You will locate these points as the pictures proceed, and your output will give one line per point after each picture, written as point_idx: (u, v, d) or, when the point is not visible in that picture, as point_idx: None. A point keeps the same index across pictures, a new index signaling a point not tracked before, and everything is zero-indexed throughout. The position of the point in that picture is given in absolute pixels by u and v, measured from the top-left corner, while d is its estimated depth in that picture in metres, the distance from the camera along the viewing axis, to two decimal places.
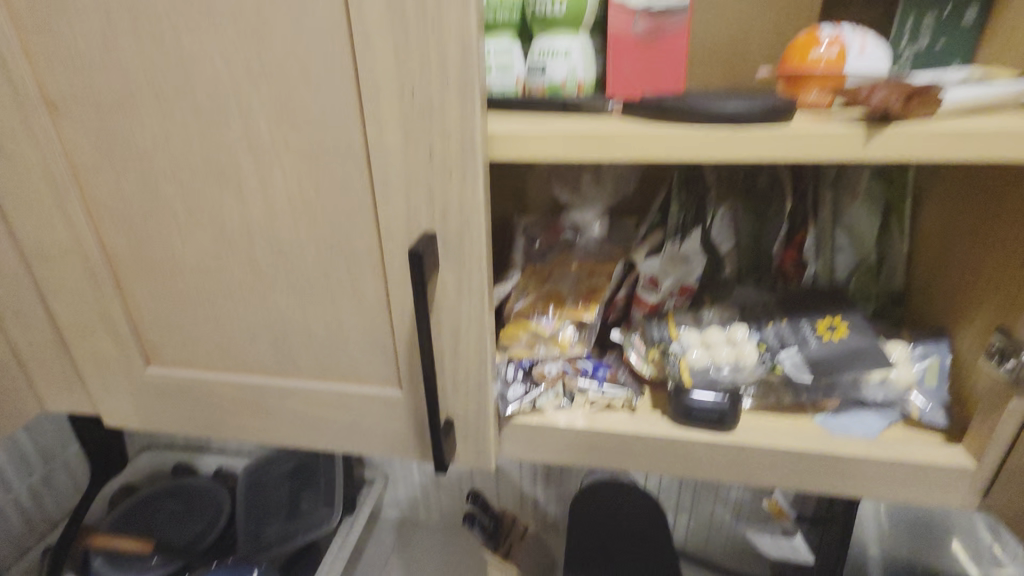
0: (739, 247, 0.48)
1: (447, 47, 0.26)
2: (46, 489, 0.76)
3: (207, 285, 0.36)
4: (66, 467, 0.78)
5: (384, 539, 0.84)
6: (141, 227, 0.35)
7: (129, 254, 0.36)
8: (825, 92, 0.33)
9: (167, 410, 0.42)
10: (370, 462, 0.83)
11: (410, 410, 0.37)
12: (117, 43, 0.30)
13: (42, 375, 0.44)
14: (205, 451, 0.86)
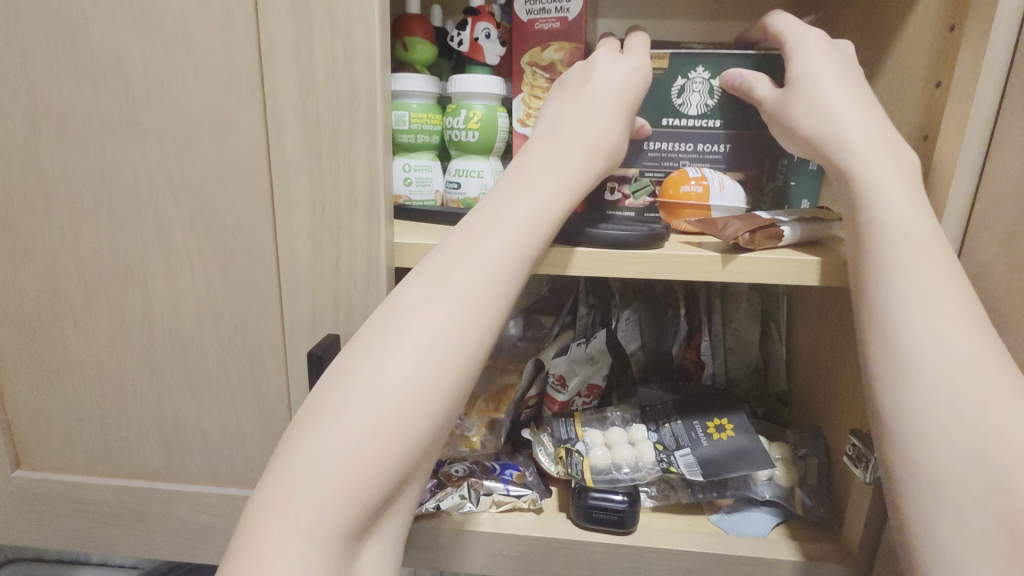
0: (643, 348, 0.52)
1: (355, 173, 0.29)
2: None
3: (101, 378, 0.35)
4: None
5: None
6: (41, 321, 0.34)
7: (19, 347, 0.35)
8: (693, 222, 0.38)
9: (24, 516, 0.38)
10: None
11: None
12: (41, 151, 0.31)
13: None
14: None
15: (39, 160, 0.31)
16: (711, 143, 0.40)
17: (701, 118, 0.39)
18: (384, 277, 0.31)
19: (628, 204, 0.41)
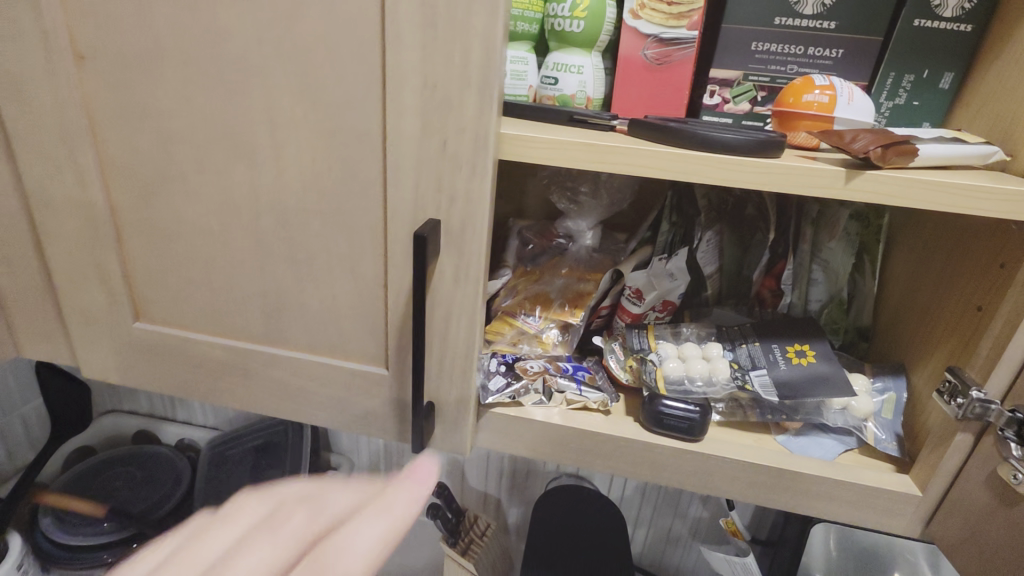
0: (721, 271, 0.51)
1: (471, 46, 0.28)
2: None
3: (210, 245, 0.36)
4: (19, 426, 0.78)
5: None
6: (154, 186, 0.36)
7: (133, 209, 0.37)
8: (812, 134, 0.36)
9: (142, 365, 0.42)
10: (334, 449, 0.85)
11: (397, 386, 0.38)
12: (155, 8, 0.31)
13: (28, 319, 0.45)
14: (167, 420, 0.91)
15: (152, 18, 0.31)
16: (819, 48, 0.39)
17: (818, 20, 0.38)
18: (490, 164, 0.30)
19: (726, 109, 0.41)
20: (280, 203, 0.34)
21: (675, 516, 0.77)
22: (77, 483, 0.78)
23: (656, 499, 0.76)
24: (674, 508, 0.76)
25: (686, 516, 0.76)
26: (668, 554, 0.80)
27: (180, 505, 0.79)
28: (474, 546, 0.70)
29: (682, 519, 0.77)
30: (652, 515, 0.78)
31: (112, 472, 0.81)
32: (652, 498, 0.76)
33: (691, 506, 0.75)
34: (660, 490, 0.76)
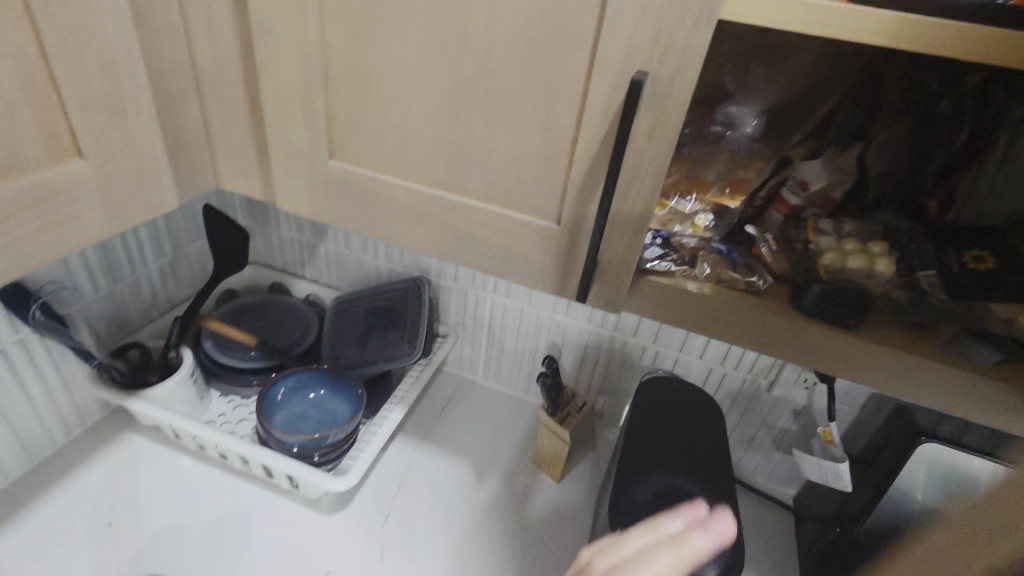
0: (887, 174, 0.46)
1: None
2: (168, 271, 0.87)
3: (411, 89, 0.39)
4: (184, 262, 0.90)
5: (449, 386, 0.96)
6: (369, 24, 0.38)
7: (346, 46, 0.39)
8: None
9: (329, 199, 0.47)
10: (442, 321, 0.93)
11: (566, 241, 0.41)
12: None
13: (231, 150, 0.50)
14: (297, 277, 1.02)
15: None
16: None
17: None
18: (716, 14, 0.30)
19: None
20: (486, 48, 0.36)
21: (762, 425, 0.79)
22: (231, 318, 0.90)
23: (747, 407, 0.79)
24: (763, 417, 0.79)
25: (773, 426, 0.79)
26: (746, 458, 0.84)
27: (313, 349, 0.89)
28: (569, 419, 0.76)
29: (769, 428, 0.79)
30: (739, 421, 0.81)
31: (256, 313, 0.92)
32: (742, 405, 0.79)
33: (781, 417, 0.78)
34: (753, 398, 0.78)
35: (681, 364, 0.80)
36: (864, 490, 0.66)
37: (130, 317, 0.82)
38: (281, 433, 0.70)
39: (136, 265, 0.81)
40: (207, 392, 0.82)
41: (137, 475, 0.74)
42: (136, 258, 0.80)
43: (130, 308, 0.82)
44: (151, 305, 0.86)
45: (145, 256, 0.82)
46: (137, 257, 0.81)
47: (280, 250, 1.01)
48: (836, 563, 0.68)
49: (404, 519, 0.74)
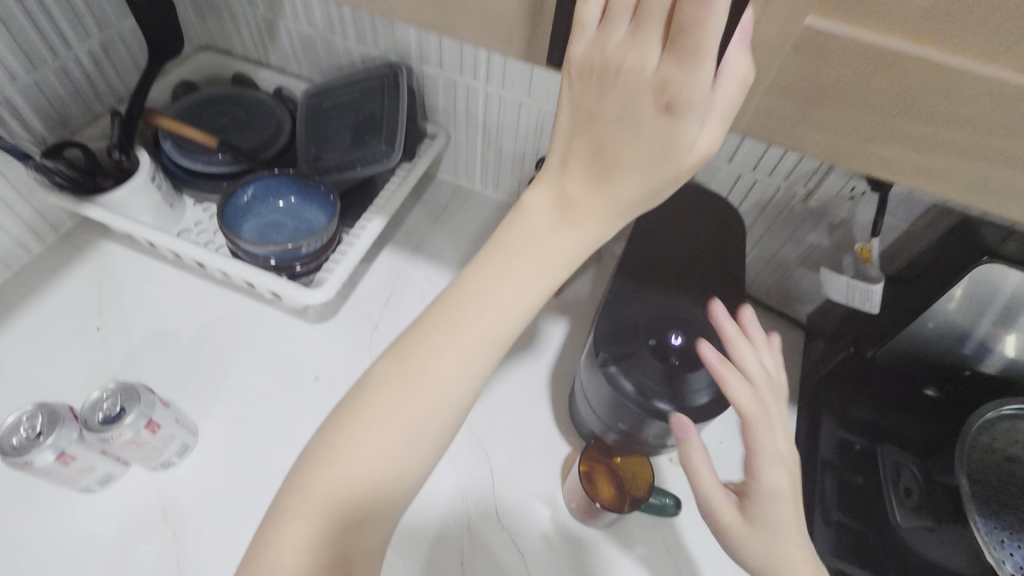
0: None
1: None
2: (100, 55, 0.73)
3: None
4: (118, 43, 0.75)
5: (444, 194, 0.87)
6: None
7: None
8: None
9: None
10: (430, 119, 0.80)
11: None
12: None
13: None
14: (261, 65, 0.86)
15: None
16: None
17: None
18: None
19: None
20: None
21: (789, 240, 0.70)
22: (188, 116, 0.78)
23: (775, 220, 0.69)
24: (792, 231, 0.69)
25: (801, 242, 0.70)
26: (763, 276, 0.76)
27: (285, 151, 0.79)
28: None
29: (795, 244, 0.70)
30: (762, 235, 0.72)
31: (218, 108, 0.80)
32: (769, 219, 0.69)
33: (812, 233, 0.68)
34: (784, 210, 0.67)
35: (706, 170, 0.67)
36: (893, 312, 0.59)
37: (68, 111, 0.72)
38: (253, 246, 0.63)
39: (55, 46, 0.67)
40: (177, 199, 0.75)
41: (118, 283, 0.72)
42: (51, 35, 0.66)
43: (65, 101, 0.71)
44: (91, 97, 0.74)
45: (63, 33, 0.68)
46: (52, 35, 0.66)
47: (235, 29, 0.84)
48: (838, 382, 0.67)
49: (394, 329, 0.72)
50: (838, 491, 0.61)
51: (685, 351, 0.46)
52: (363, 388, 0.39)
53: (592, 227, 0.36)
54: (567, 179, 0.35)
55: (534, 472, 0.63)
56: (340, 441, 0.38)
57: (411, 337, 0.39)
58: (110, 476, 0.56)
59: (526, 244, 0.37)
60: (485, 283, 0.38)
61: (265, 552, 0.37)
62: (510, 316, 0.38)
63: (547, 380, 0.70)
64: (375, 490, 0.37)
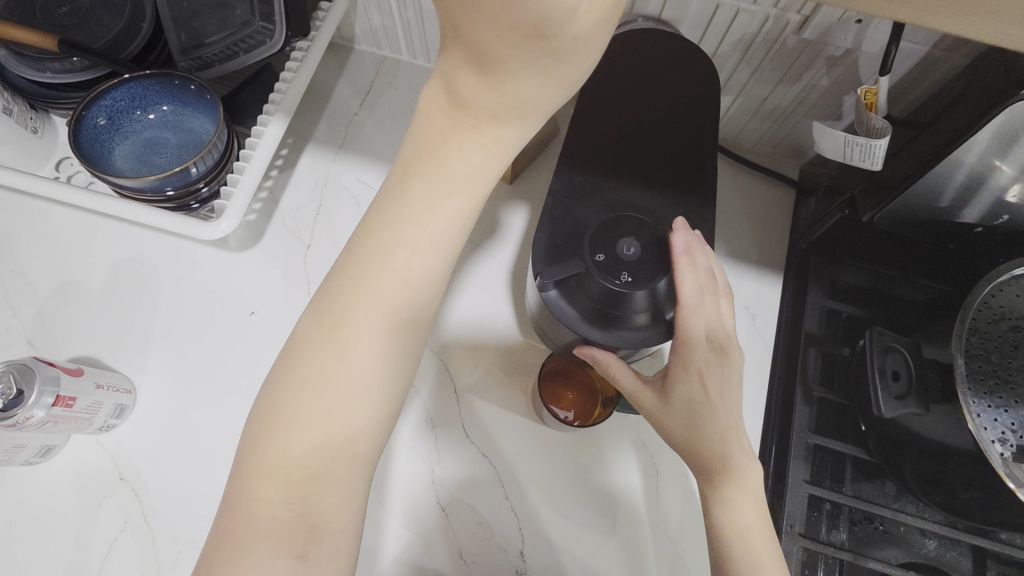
0: None
1: None
2: None
3: None
4: None
5: (367, 70, 0.72)
6: None
7: None
8: None
9: None
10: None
11: None
12: None
13: None
14: None
15: None
16: None
17: None
18: None
19: None
20: None
21: (782, 82, 0.58)
22: (16, 6, 0.59)
23: (764, 58, 0.56)
24: (785, 70, 0.56)
25: (794, 84, 0.57)
26: (751, 127, 0.65)
27: (156, 41, 0.61)
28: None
29: (787, 87, 0.58)
30: (750, 79, 0.59)
31: None
32: (756, 57, 0.56)
33: (808, 72, 0.55)
34: (775, 44, 0.54)
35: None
36: (898, 167, 0.49)
37: None
38: (132, 180, 0.53)
39: None
40: (41, 122, 0.62)
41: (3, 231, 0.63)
42: None
43: None
44: None
45: None
46: None
47: None
48: (828, 246, 0.60)
49: (330, 246, 0.64)
50: (816, 368, 0.57)
51: (639, 264, 0.37)
52: (291, 345, 0.35)
53: (491, 126, 0.32)
54: (453, 76, 0.30)
55: (502, 382, 0.59)
56: (283, 396, 0.34)
57: (326, 283, 0.35)
58: (50, 447, 0.53)
59: (427, 154, 0.33)
60: (392, 208, 0.34)
61: (229, 521, 0.33)
62: (428, 240, 0.34)
63: (509, 283, 0.62)
64: (334, 434, 0.33)
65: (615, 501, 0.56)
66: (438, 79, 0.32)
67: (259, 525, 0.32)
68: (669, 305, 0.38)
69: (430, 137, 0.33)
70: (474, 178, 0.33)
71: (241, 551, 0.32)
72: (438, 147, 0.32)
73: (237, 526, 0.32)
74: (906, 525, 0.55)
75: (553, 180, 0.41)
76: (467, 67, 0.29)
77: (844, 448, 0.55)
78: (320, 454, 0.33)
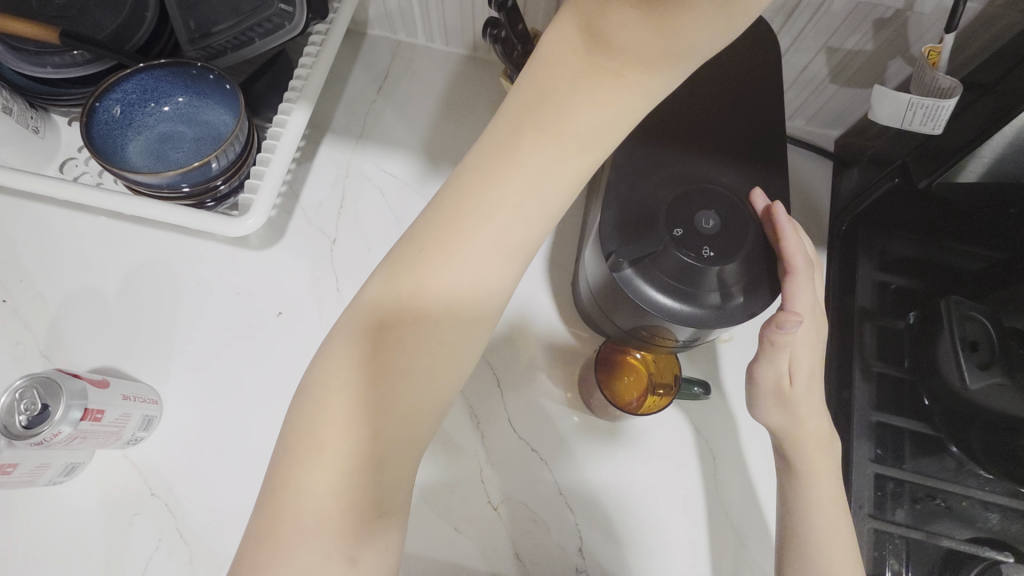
0: None
1: None
2: None
3: None
4: None
5: (381, 54, 0.69)
6: None
7: None
8: None
9: None
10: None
11: None
12: None
13: None
14: None
15: None
16: None
17: None
18: None
19: None
20: None
21: (825, 49, 0.55)
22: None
23: (806, 24, 0.53)
24: (829, 37, 0.54)
25: (837, 50, 0.55)
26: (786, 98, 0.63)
27: (161, 32, 0.58)
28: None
29: (829, 55, 0.55)
30: (789, 48, 0.57)
31: None
32: (799, 24, 0.54)
33: (853, 36, 0.53)
34: (820, 8, 0.51)
35: None
36: (958, 130, 0.47)
37: None
38: (150, 177, 0.49)
39: None
40: (42, 121, 0.59)
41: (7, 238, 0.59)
42: None
43: None
44: None
45: None
46: None
47: None
48: (876, 217, 0.59)
49: (355, 239, 0.61)
50: (873, 341, 0.56)
51: (720, 237, 0.35)
52: (358, 311, 0.32)
53: (636, 75, 0.29)
54: (601, 14, 0.28)
55: (546, 373, 0.57)
56: (348, 370, 0.31)
57: (406, 244, 0.32)
58: (75, 464, 0.50)
59: (549, 103, 0.30)
60: (494, 164, 0.31)
61: (273, 508, 0.30)
62: (532, 205, 0.31)
63: (546, 270, 0.60)
64: (401, 418, 0.31)
65: (670, 490, 0.54)
66: (576, 17, 0.29)
67: (308, 519, 0.29)
68: (760, 281, 0.36)
69: (558, 86, 0.30)
70: (598, 137, 0.31)
71: (290, 547, 0.29)
72: (566, 98, 0.30)
73: (281, 517, 0.30)
74: (969, 500, 0.53)
75: (615, 152, 0.38)
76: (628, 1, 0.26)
77: (904, 424, 0.54)
78: (381, 438, 0.31)
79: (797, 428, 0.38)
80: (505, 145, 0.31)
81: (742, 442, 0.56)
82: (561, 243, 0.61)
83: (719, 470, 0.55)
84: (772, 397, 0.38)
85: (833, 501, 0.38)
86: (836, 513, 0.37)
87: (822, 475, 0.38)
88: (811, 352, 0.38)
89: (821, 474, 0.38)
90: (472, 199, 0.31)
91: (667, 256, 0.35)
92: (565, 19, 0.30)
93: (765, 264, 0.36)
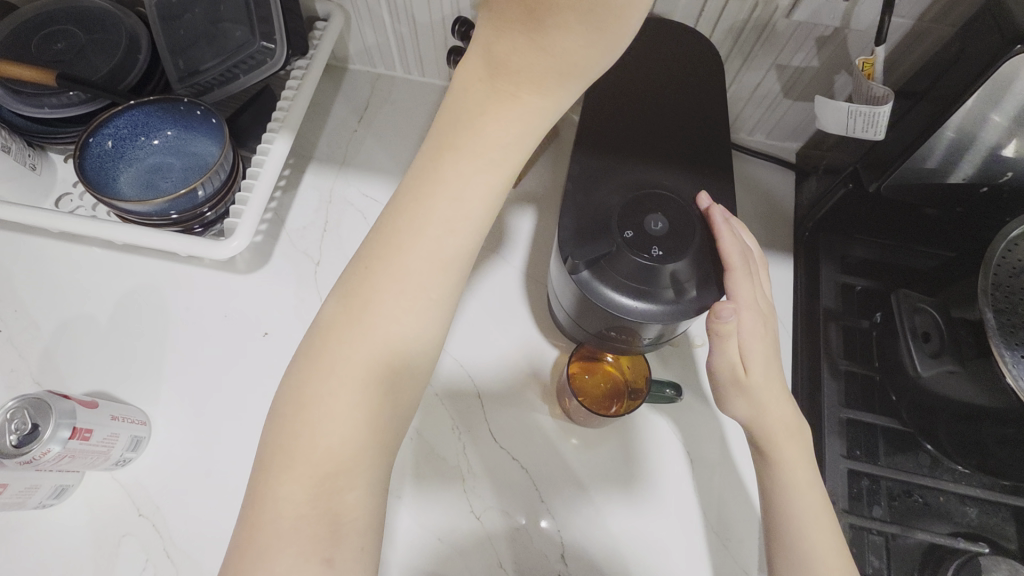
0: None
1: None
2: None
3: None
4: None
5: (362, 87, 0.72)
6: None
7: None
8: None
9: None
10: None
11: None
12: None
13: None
14: None
15: None
16: None
17: None
18: None
19: None
20: None
21: (775, 68, 0.59)
22: (9, 47, 0.59)
23: (755, 44, 0.57)
24: (776, 56, 0.57)
25: (786, 68, 0.58)
26: (745, 115, 0.66)
27: (153, 72, 0.61)
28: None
29: (779, 72, 0.59)
30: (742, 68, 0.60)
31: (46, 32, 0.60)
32: (748, 45, 0.57)
33: (798, 54, 0.56)
34: (765, 29, 0.55)
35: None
36: (897, 136, 0.50)
37: None
38: (139, 206, 0.52)
39: None
40: (39, 159, 0.62)
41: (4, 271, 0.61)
42: None
43: None
44: None
45: None
46: None
47: None
48: (835, 223, 0.61)
49: (339, 260, 0.63)
50: (838, 339, 0.58)
51: (667, 237, 0.38)
52: (315, 332, 0.34)
53: (533, 95, 0.33)
54: (495, 42, 0.31)
55: (525, 384, 0.59)
56: (310, 386, 0.33)
57: (353, 266, 0.35)
58: (64, 486, 0.51)
59: (463, 127, 0.33)
60: (423, 187, 0.34)
61: (253, 521, 0.31)
62: (462, 217, 0.34)
63: (523, 285, 0.62)
64: (363, 423, 0.32)
65: (649, 492, 0.55)
66: (479, 47, 0.33)
67: (284, 527, 0.31)
68: (704, 278, 0.38)
69: (468, 112, 0.33)
70: (512, 148, 0.34)
71: (272, 552, 0.30)
72: (475, 118, 0.33)
73: (262, 528, 0.31)
74: (945, 494, 0.54)
75: (570, 165, 0.41)
76: (515, 28, 0.30)
77: (876, 419, 0.55)
78: (348, 445, 0.32)
79: (754, 417, 0.39)
80: (428, 170, 0.34)
81: (720, 443, 0.57)
82: (537, 257, 0.63)
83: (697, 472, 0.56)
84: (730, 390, 0.40)
85: (786, 481, 0.39)
86: (798, 499, 0.38)
87: (781, 464, 0.39)
88: (765, 344, 0.39)
89: (781, 460, 0.39)
90: (407, 218, 0.34)
91: (615, 255, 0.38)
92: (468, 55, 0.33)
93: (712, 256, 0.39)
